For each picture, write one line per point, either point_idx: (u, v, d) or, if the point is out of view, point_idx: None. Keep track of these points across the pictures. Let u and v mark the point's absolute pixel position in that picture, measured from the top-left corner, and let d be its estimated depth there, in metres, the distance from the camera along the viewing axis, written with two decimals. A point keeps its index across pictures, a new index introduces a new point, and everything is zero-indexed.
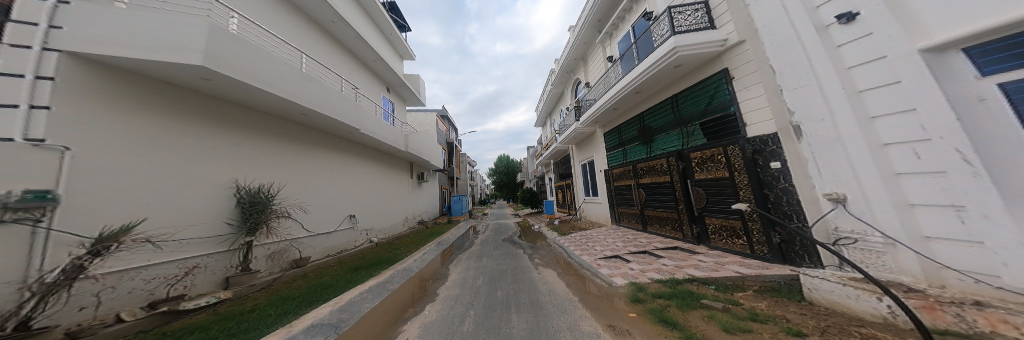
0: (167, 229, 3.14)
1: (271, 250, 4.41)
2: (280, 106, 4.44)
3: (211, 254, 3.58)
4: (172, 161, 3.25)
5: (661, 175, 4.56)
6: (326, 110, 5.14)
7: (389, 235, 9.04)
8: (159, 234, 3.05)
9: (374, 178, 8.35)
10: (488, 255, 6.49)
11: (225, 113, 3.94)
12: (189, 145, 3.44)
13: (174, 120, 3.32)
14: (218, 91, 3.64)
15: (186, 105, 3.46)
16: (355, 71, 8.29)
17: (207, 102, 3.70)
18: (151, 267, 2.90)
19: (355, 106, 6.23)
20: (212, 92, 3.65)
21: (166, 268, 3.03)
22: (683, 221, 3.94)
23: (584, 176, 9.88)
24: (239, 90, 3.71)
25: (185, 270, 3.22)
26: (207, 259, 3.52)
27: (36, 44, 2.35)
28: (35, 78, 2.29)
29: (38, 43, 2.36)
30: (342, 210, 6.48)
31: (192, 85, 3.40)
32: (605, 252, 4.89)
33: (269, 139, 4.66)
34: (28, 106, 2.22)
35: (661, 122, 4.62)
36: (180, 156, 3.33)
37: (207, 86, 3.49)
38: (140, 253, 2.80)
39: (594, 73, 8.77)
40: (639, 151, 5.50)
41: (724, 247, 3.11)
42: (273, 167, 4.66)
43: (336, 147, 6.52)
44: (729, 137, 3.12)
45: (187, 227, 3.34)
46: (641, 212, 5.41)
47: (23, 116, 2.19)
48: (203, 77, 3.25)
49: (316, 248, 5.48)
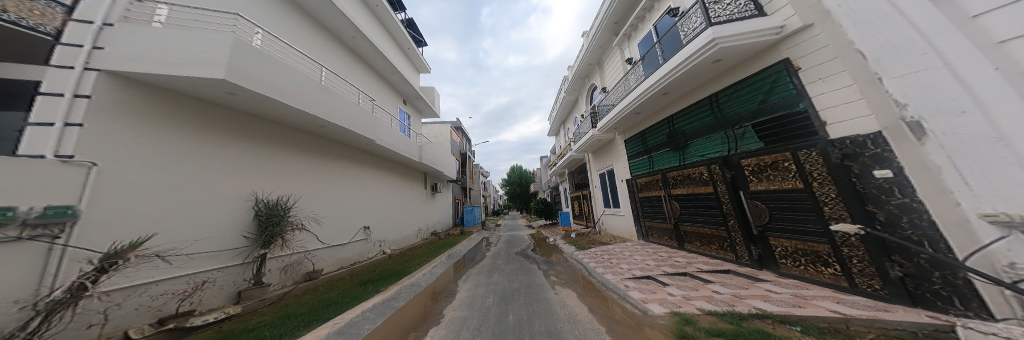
0: (177, 244, 2.97)
1: (285, 262, 4.25)
2: (300, 118, 4.44)
3: (222, 268, 3.39)
4: (194, 176, 3.19)
5: (700, 186, 3.98)
6: (343, 122, 5.12)
7: (401, 246, 8.83)
8: (167, 249, 2.87)
9: (388, 189, 8.28)
10: (500, 270, 6.02)
11: (247, 126, 3.93)
12: (211, 158, 3.40)
13: (199, 133, 3.29)
14: (240, 104, 3.63)
15: (210, 120, 3.44)
16: (373, 83, 8.47)
17: (231, 116, 3.70)
18: (159, 282, 2.74)
19: (371, 117, 6.21)
20: (236, 105, 3.65)
21: (174, 283, 2.86)
22: (736, 240, 3.34)
23: (603, 186, 9.29)
24: (263, 103, 3.69)
25: (194, 285, 3.03)
26: (219, 273, 3.34)
27: (79, 64, 2.45)
28: (73, 96, 2.35)
29: (81, 64, 2.46)
30: (356, 221, 6.37)
31: (215, 99, 3.38)
32: (634, 271, 4.27)
33: (288, 151, 4.63)
34: (62, 124, 2.26)
35: (698, 126, 4.10)
36: (202, 168, 3.28)
37: (230, 100, 3.47)
38: (146, 270, 2.63)
39: (611, 77, 8.39)
40: (668, 158, 4.94)
41: (804, 275, 2.51)
42: (290, 178, 4.59)
43: (352, 158, 6.51)
44: (799, 139, 2.57)
45: (198, 240, 3.17)
46: (674, 226, 4.78)
47: (57, 133, 2.24)
48: (227, 91, 3.24)
49: (329, 260, 5.33)
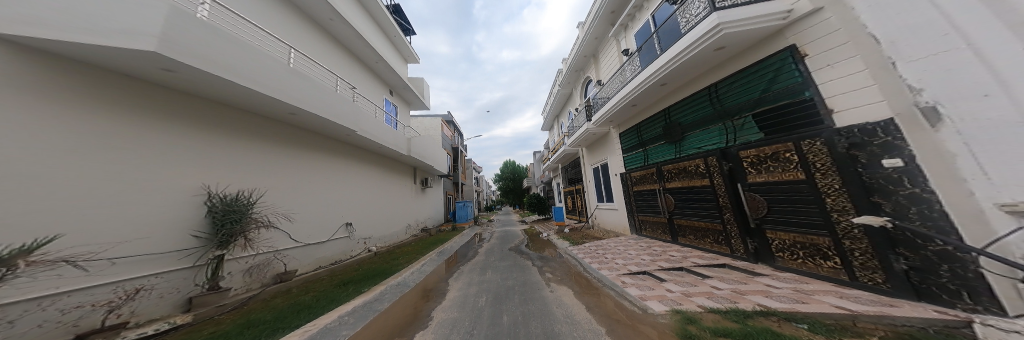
0: (95, 246, 2.38)
1: (253, 263, 3.87)
2: (265, 104, 3.96)
3: (166, 272, 2.90)
4: (130, 166, 2.70)
5: (697, 179, 3.96)
6: (317, 109, 4.66)
7: (390, 243, 8.49)
8: (77, 254, 2.27)
9: (374, 184, 7.88)
10: (494, 267, 5.84)
11: (199, 112, 3.42)
12: (150, 148, 2.88)
13: (132, 119, 2.75)
14: (186, 85, 3.12)
15: (144, 103, 2.88)
16: (354, 71, 7.94)
17: (175, 99, 3.18)
18: (76, 292, 2.21)
19: (351, 106, 5.76)
20: (181, 86, 3.14)
21: (95, 293, 2.32)
22: (731, 233, 3.31)
23: (596, 180, 9.25)
24: (214, 84, 3.18)
25: (125, 293, 2.51)
26: (155, 279, 2.80)
27: None
28: None
29: None
30: (337, 218, 5.99)
31: (150, 77, 2.83)
32: (630, 267, 4.22)
33: (254, 141, 4.17)
34: None
35: (695, 117, 4.08)
36: (141, 159, 2.80)
37: (170, 79, 2.93)
38: (47, 279, 2.05)
39: (606, 70, 8.27)
40: (664, 151, 4.91)
41: (803, 269, 2.47)
42: (257, 171, 4.14)
43: (332, 151, 6.10)
44: (803, 128, 2.53)
45: (123, 242, 2.58)
46: (668, 220, 4.80)
47: None
48: (164, 68, 2.71)
49: (305, 260, 4.96)
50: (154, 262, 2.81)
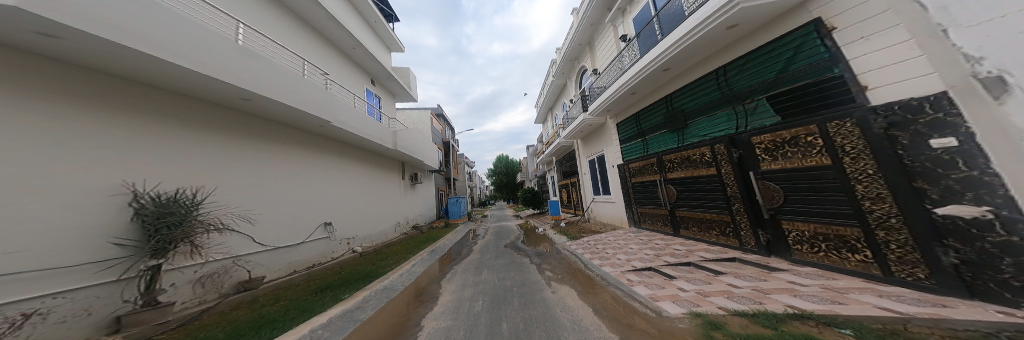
0: None
1: (208, 271, 3.41)
2: (205, 85, 3.39)
3: (67, 291, 2.34)
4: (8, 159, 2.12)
5: (702, 168, 3.79)
6: (274, 94, 4.10)
7: (377, 243, 7.99)
8: None
9: (356, 179, 7.34)
10: (490, 266, 5.53)
11: (109, 93, 2.78)
12: (40, 137, 2.29)
13: (13, 100, 2.16)
14: (81, 58, 2.51)
15: (26, 78, 2.26)
16: (327, 57, 7.26)
17: (71, 75, 2.54)
18: None
19: (321, 92, 5.19)
20: (85, 59, 2.53)
21: None
22: (740, 224, 3.15)
23: (592, 173, 9.08)
24: (121, 58, 2.60)
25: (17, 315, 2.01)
26: (54, 301, 2.24)
27: None
28: None
29: None
30: (313, 218, 5.51)
31: (18, 44, 2.20)
32: (634, 263, 4.04)
33: (196, 130, 3.58)
34: None
35: (699, 103, 3.88)
36: (29, 150, 2.22)
37: (56, 48, 2.32)
38: None
39: (602, 57, 8.00)
40: (666, 140, 4.73)
41: (825, 263, 2.31)
42: (203, 165, 3.57)
43: (303, 143, 5.56)
44: (828, 109, 2.32)
45: None
46: (670, 211, 4.65)
47: None
48: (40, 33, 2.13)
49: (276, 265, 4.51)
50: (57, 279, 2.27)
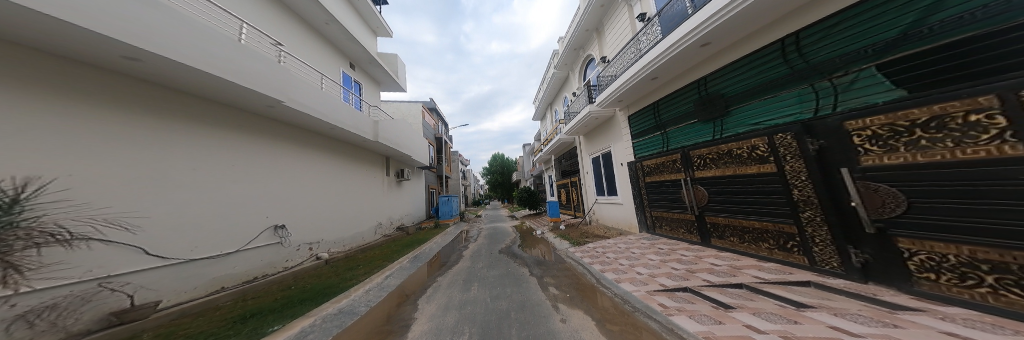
0: None
1: (42, 303, 2.22)
2: (44, 30, 2.12)
3: None
4: None
5: (751, 166, 3.22)
6: (182, 58, 2.84)
7: (351, 248, 6.74)
8: None
9: (325, 172, 6.15)
10: (484, 280, 4.53)
11: None
12: None
13: None
14: None
15: None
16: (292, 30, 5.95)
17: None
18: None
19: (266, 62, 3.99)
20: None
21: None
22: (817, 237, 2.55)
23: (596, 171, 8.37)
24: None
25: None
26: None
27: None
28: None
29: None
30: (257, 219, 4.31)
31: None
32: (661, 281, 3.24)
33: (37, 99, 2.29)
34: None
35: (754, 87, 3.34)
36: None
37: None
38: None
39: (612, 44, 7.31)
40: (697, 132, 4.20)
41: (983, 303, 1.57)
42: (41, 147, 2.29)
43: (249, 124, 4.38)
44: (1006, 73, 1.56)
45: None
46: (698, 215, 4.12)
47: None
48: None
49: (190, 283, 3.30)
50: None
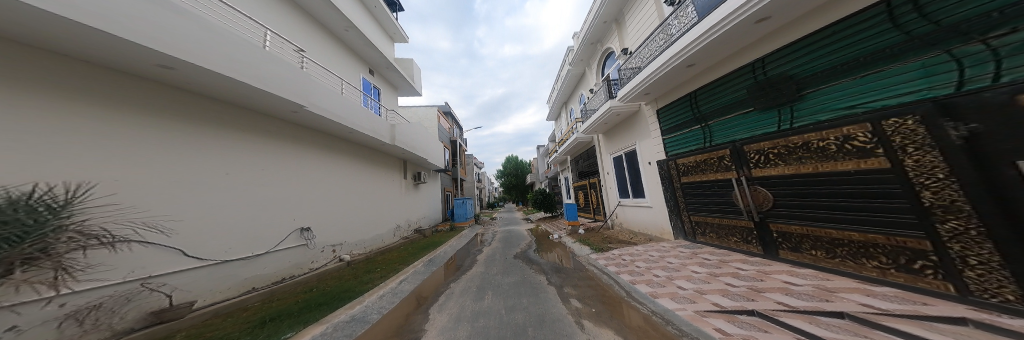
0: None
1: (90, 303, 2.32)
2: (82, 39, 2.23)
3: None
4: None
5: (844, 161, 2.58)
6: (201, 61, 2.88)
7: (370, 250, 6.81)
8: None
9: (347, 175, 6.30)
10: (498, 288, 4.22)
11: None
12: None
13: None
14: None
15: None
16: (314, 37, 6.20)
17: None
18: None
19: (287, 67, 4.07)
20: None
21: None
22: (972, 256, 1.87)
23: (620, 172, 7.74)
24: None
25: None
26: None
27: None
28: None
29: None
30: (285, 221, 4.42)
31: None
32: (715, 299, 2.77)
33: (78, 101, 2.41)
34: None
35: (841, 63, 2.66)
36: None
37: None
38: None
39: (635, 33, 6.76)
40: (754, 123, 3.64)
41: None
42: (86, 153, 2.41)
43: (277, 131, 4.54)
44: None
45: None
46: (757, 222, 3.59)
47: None
48: None
49: (224, 284, 3.39)
50: None
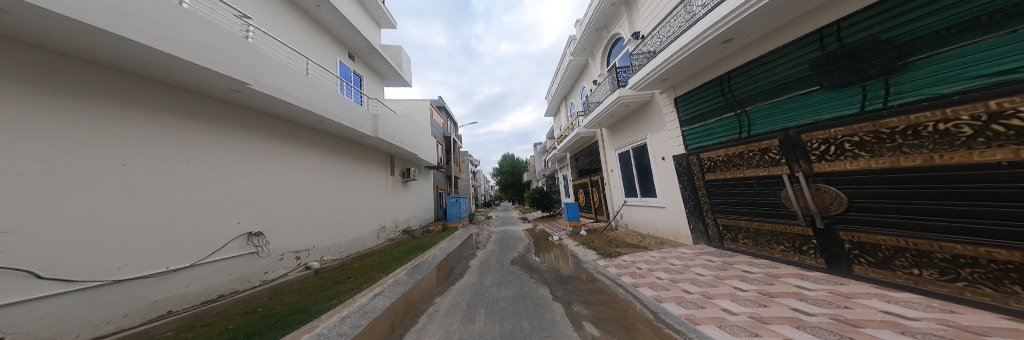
0: None
1: None
2: None
3: None
4: None
5: (986, 150, 1.84)
6: (48, 4, 1.78)
7: (348, 255, 5.96)
8: None
9: (315, 170, 5.44)
10: (493, 305, 3.41)
11: None
12: None
13: None
14: None
15: None
16: (274, 8, 5.25)
17: None
18: None
19: (228, 36, 3.19)
20: None
21: None
22: None
23: (626, 168, 7.01)
24: None
25: None
26: None
27: None
28: None
29: None
30: (228, 222, 3.60)
31: None
32: (786, 333, 1.85)
33: None
34: None
35: (985, 13, 1.91)
36: None
37: None
38: None
39: (649, 13, 5.98)
40: (817, 106, 2.93)
41: None
42: None
43: (216, 113, 3.65)
44: None
45: None
46: (819, 228, 2.93)
47: None
48: None
49: (119, 310, 2.47)
50: None
